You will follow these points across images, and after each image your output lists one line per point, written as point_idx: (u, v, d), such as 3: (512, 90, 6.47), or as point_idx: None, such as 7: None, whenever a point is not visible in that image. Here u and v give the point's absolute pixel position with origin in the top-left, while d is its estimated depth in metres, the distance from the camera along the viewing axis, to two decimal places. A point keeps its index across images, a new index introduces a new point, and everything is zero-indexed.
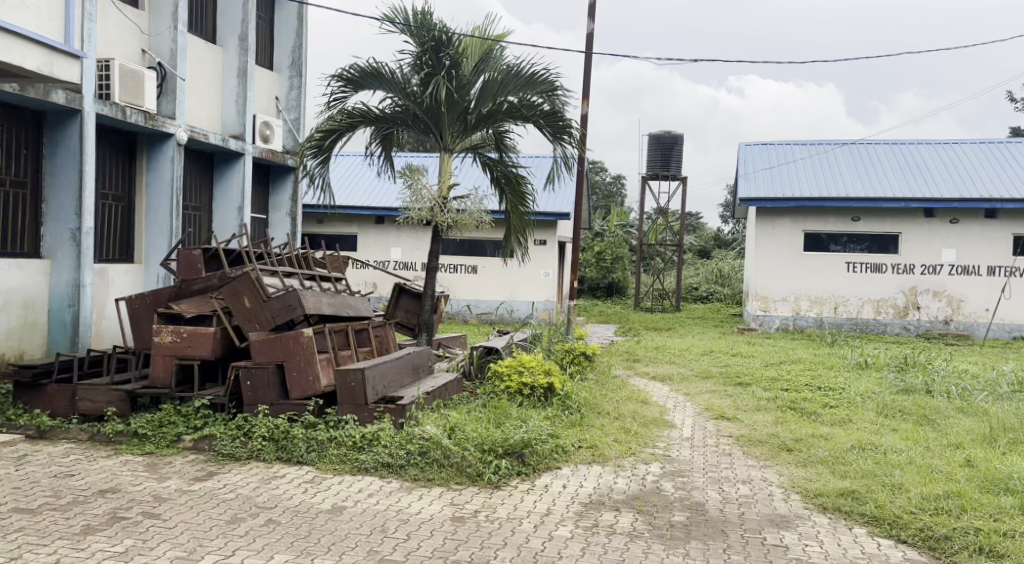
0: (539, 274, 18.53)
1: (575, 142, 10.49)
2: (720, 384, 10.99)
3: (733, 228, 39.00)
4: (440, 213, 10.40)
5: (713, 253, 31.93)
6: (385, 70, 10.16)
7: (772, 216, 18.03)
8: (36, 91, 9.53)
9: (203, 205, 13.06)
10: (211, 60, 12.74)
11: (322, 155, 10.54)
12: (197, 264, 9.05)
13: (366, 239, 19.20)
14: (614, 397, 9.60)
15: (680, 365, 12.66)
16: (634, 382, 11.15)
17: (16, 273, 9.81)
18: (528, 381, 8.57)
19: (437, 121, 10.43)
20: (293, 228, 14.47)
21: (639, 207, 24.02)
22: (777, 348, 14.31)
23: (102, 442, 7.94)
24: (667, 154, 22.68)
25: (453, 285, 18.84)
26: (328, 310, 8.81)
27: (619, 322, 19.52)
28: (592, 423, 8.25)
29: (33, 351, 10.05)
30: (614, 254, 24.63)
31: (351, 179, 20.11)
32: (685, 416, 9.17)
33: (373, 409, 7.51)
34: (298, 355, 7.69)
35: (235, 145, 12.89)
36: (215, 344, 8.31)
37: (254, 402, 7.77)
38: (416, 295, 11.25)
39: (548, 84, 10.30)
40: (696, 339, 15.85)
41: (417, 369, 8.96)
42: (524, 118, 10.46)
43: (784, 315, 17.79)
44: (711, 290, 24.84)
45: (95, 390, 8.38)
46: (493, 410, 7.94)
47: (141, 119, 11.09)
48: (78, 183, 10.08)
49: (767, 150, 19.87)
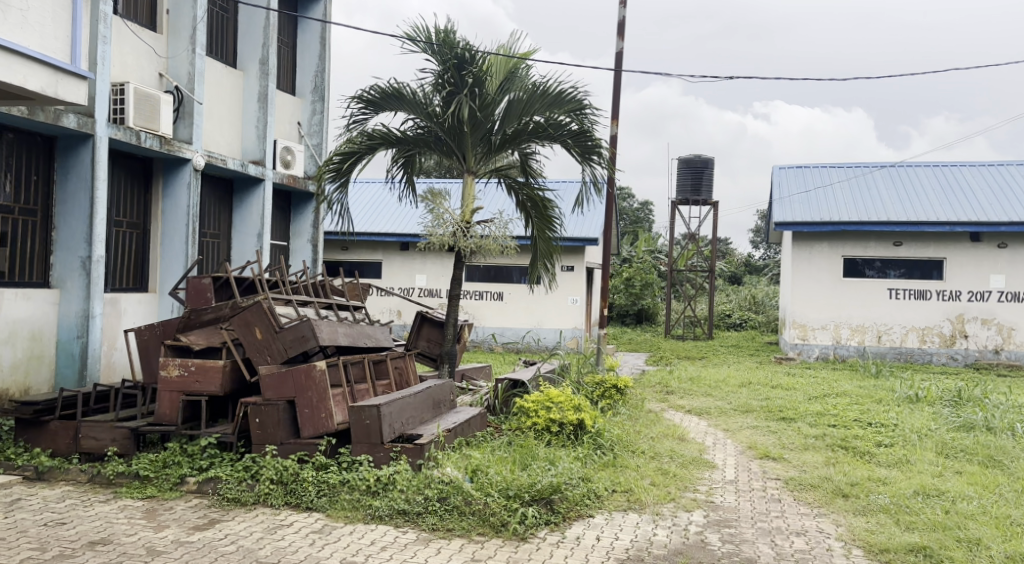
0: (567, 301, 17.94)
1: (606, 162, 9.94)
2: (761, 419, 10.36)
3: (764, 254, 38.29)
4: (463, 238, 9.91)
5: (745, 280, 31.17)
6: (406, 91, 9.70)
7: (809, 241, 17.36)
8: (45, 115, 9.11)
9: (221, 232, 12.66)
10: (230, 84, 12.37)
11: (340, 179, 10.08)
12: (206, 293, 8.62)
13: (390, 266, 18.75)
14: (649, 433, 8.99)
15: (718, 397, 12.04)
16: (670, 416, 10.54)
17: (23, 303, 9.39)
18: (557, 418, 7.96)
19: (460, 143, 9.95)
20: (313, 255, 14.03)
21: (669, 232, 23.41)
22: (817, 379, 13.61)
23: (102, 485, 7.47)
24: (697, 178, 22.08)
25: (478, 312, 18.32)
26: (344, 341, 8.32)
27: (650, 351, 18.89)
28: (627, 463, 7.63)
29: (40, 386, 9.59)
30: (644, 281, 24.02)
31: (375, 205, 19.71)
32: (726, 455, 8.57)
33: (389, 449, 6.96)
34: (310, 391, 7.22)
35: (255, 171, 12.48)
36: (224, 379, 7.84)
37: (263, 442, 7.26)
38: (438, 323, 10.74)
39: (576, 102, 9.78)
40: (732, 370, 15.18)
41: (438, 403, 8.42)
42: (551, 138, 9.94)
43: (823, 344, 17.05)
44: (745, 316, 24.13)
45: (99, 427, 7.93)
46: (520, 450, 7.36)
47: (157, 143, 10.69)
48: (90, 210, 9.68)
49: (802, 173, 19.21)
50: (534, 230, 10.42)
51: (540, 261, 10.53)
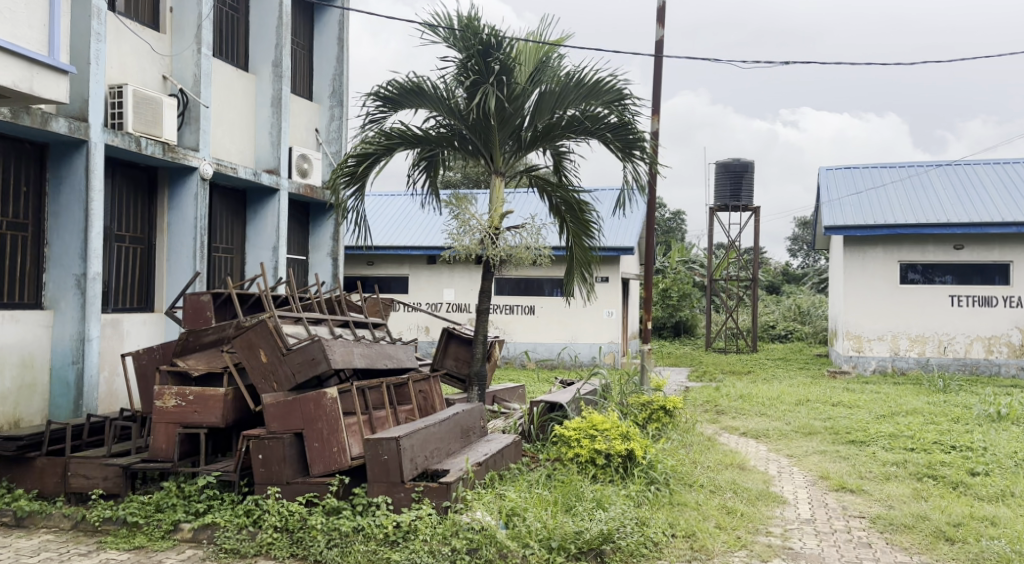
0: (602, 314, 16.95)
1: (649, 158, 8.96)
2: (828, 443, 9.35)
3: (803, 264, 37.10)
4: (492, 245, 8.98)
5: (784, 289, 29.94)
6: (427, 85, 8.76)
7: (862, 245, 16.20)
8: (32, 118, 8.26)
9: (235, 246, 11.81)
10: (243, 88, 11.53)
11: (356, 184, 9.19)
12: (205, 312, 7.77)
13: (417, 281, 17.86)
14: (705, 462, 7.97)
15: (773, 416, 10.99)
16: (724, 440, 9.51)
17: (11, 326, 8.57)
18: (602, 449, 6.95)
19: (487, 140, 9.01)
20: (335, 269, 13.10)
21: (707, 240, 22.33)
22: (881, 396, 12.48)
23: (87, 533, 6.65)
24: (737, 183, 20.97)
25: (509, 327, 17.37)
26: (361, 363, 7.40)
27: (692, 365, 17.83)
28: (686, 501, 6.61)
29: (31, 417, 8.75)
30: (682, 292, 22.97)
31: (400, 218, 18.87)
32: (795, 487, 7.58)
33: (411, 489, 6.03)
34: (320, 422, 6.34)
35: (269, 180, 11.62)
36: (226, 410, 6.99)
37: (267, 481, 6.39)
38: (466, 340, 9.74)
39: (616, 92, 8.82)
40: (785, 385, 14.06)
41: (467, 431, 7.46)
42: (588, 133, 8.98)
43: (881, 356, 15.84)
44: (791, 328, 22.97)
45: (89, 464, 7.18)
46: (563, 487, 6.39)
47: (160, 150, 9.86)
48: (85, 223, 8.86)
49: (851, 174, 18.08)
50: (570, 237, 9.52)
51: (577, 270, 9.61)
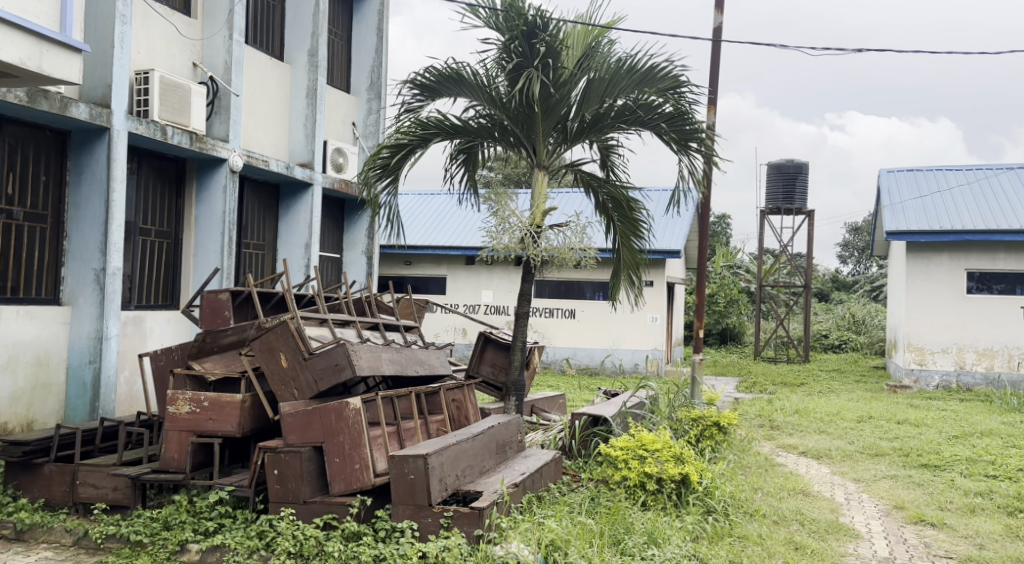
0: (646, 320, 16.20)
1: (706, 152, 8.23)
2: (897, 466, 8.56)
3: (853, 272, 35.92)
4: (533, 245, 8.32)
5: (834, 296, 28.85)
6: (466, 72, 8.13)
7: (926, 252, 15.25)
8: (50, 103, 7.74)
9: (266, 243, 11.29)
10: (277, 78, 10.98)
11: (390, 177, 8.60)
12: (223, 312, 7.24)
13: (454, 281, 17.28)
14: (764, 488, 7.25)
15: (834, 434, 10.19)
16: (781, 460, 8.76)
17: (26, 323, 8.09)
18: (653, 472, 6.25)
19: (530, 131, 8.37)
20: (368, 268, 12.54)
21: (758, 244, 21.40)
22: (950, 413, 11.59)
23: (89, 550, 6.19)
24: (790, 185, 20.06)
25: (549, 332, 16.70)
26: (389, 370, 6.81)
27: (739, 375, 17.00)
28: (748, 534, 5.93)
29: (46, 419, 8.27)
30: (729, 297, 22.08)
31: (439, 217, 18.31)
32: (867, 517, 6.83)
33: (439, 514, 5.42)
34: (341, 436, 5.77)
35: (302, 174, 11.07)
36: (243, 418, 6.47)
37: (282, 500, 5.83)
38: (503, 345, 9.10)
39: (672, 79, 8.11)
40: (844, 399, 13.20)
41: (503, 447, 6.81)
42: (641, 123, 8.28)
43: (944, 370, 14.89)
44: (844, 337, 21.97)
45: (99, 473, 6.72)
46: (610, 518, 5.73)
47: (187, 140, 9.32)
48: (105, 215, 8.37)
49: (915, 177, 17.10)
50: (617, 237, 8.86)
51: (623, 273, 8.92)
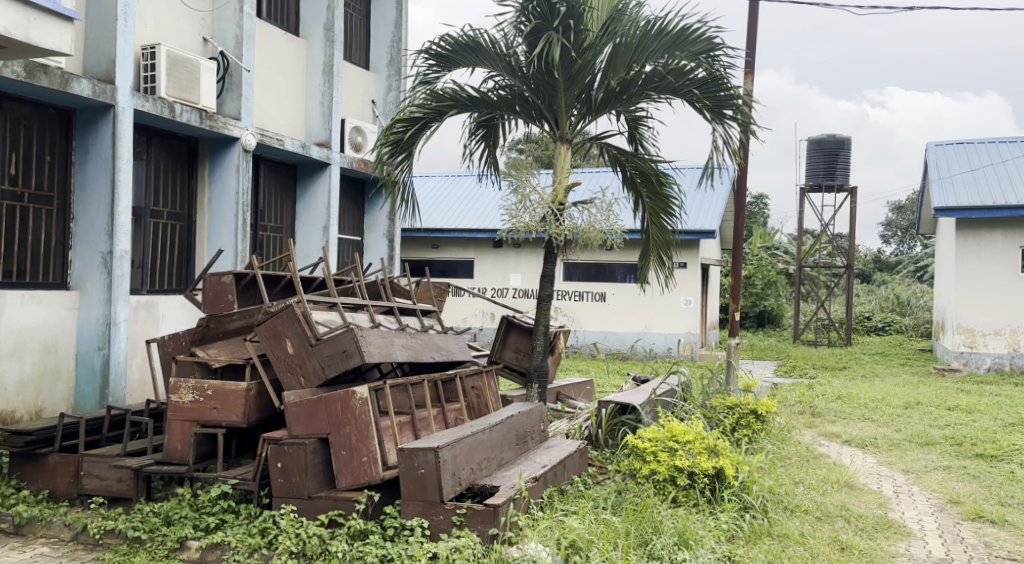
0: (679, 303, 15.65)
1: (743, 119, 7.70)
2: (950, 456, 8.00)
3: (897, 252, 34.91)
4: (555, 224, 7.85)
5: (876, 277, 27.97)
6: (483, 39, 7.66)
7: (978, 228, 14.49)
8: (50, 79, 7.43)
9: (284, 225, 10.94)
10: (292, 54, 10.60)
11: (404, 153, 8.18)
12: (226, 295, 6.90)
13: (482, 265, 16.86)
14: (806, 481, 6.74)
15: (879, 421, 9.62)
16: (824, 450, 8.23)
17: (32, 308, 7.79)
18: (685, 466, 5.79)
19: (552, 101, 7.89)
20: (390, 251, 12.15)
21: (798, 224, 20.68)
22: (1005, 399, 10.93)
23: (87, 547, 5.87)
24: (832, 161, 19.31)
25: (578, 315, 16.23)
26: (403, 356, 6.40)
27: (778, 359, 16.40)
28: (789, 533, 5.45)
29: (55, 407, 7.98)
30: (767, 279, 21.39)
31: (466, 199, 17.88)
32: (920, 512, 6.30)
33: (451, 512, 5.01)
34: (347, 427, 5.39)
35: (319, 153, 10.69)
36: (249, 407, 6.10)
37: (285, 495, 5.45)
38: (527, 329, 8.65)
39: (704, 42, 7.58)
40: (889, 384, 12.57)
41: (524, 437, 6.38)
42: (671, 90, 7.77)
43: (997, 352, 14.16)
44: (888, 320, 21.20)
45: (102, 464, 6.41)
46: (638, 515, 5.28)
47: (196, 118, 8.96)
48: (111, 196, 8.05)
49: (964, 151, 16.29)
50: (646, 214, 8.36)
51: (654, 253, 8.43)
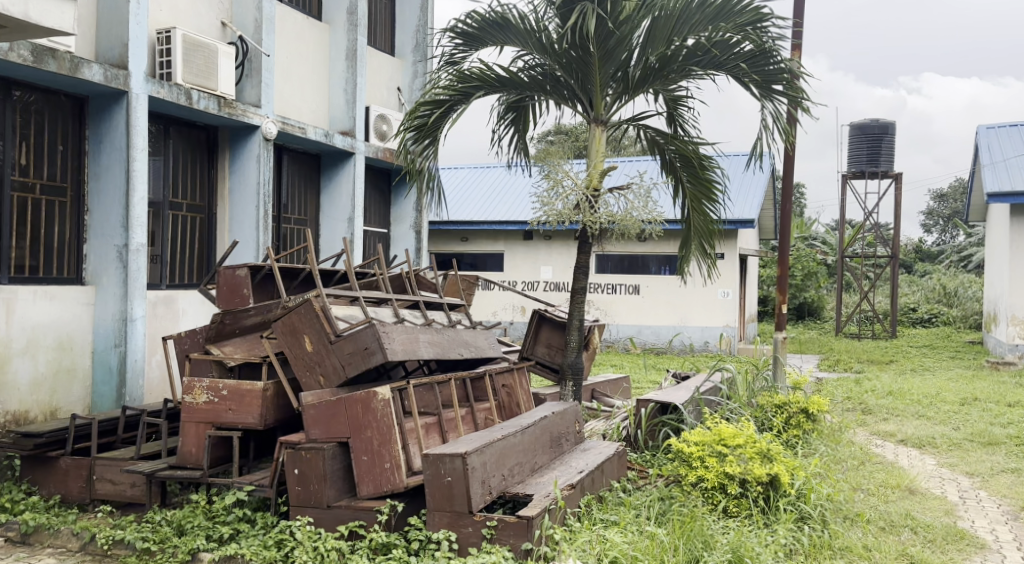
0: (716, 295, 15.10)
1: (792, 95, 7.20)
2: (1017, 457, 7.43)
3: (940, 241, 33.93)
4: (590, 210, 7.39)
5: (919, 267, 27.12)
6: (512, 14, 7.22)
7: None
8: (59, 63, 7.10)
9: (308, 217, 10.58)
10: (314, 39, 10.22)
11: (428, 139, 7.76)
12: (241, 289, 6.51)
13: (512, 258, 16.43)
14: (864, 486, 6.24)
15: (935, 419, 9.04)
16: (878, 450, 7.70)
17: (46, 304, 7.48)
18: (735, 473, 5.32)
19: (586, 79, 7.44)
20: (417, 243, 11.76)
21: (839, 212, 20.00)
22: None
23: (96, 557, 5.53)
24: (875, 147, 18.61)
25: (611, 309, 15.74)
26: (428, 353, 5.99)
27: (820, 353, 15.78)
28: (851, 547, 4.97)
29: (70, 407, 7.66)
30: (807, 271, 20.73)
31: (496, 190, 17.44)
32: (993, 521, 5.76)
33: (481, 524, 4.59)
34: (368, 430, 4.98)
35: (342, 142, 10.31)
36: (266, 409, 5.73)
37: (302, 504, 5.07)
38: (559, 324, 8.20)
39: (752, 12, 7.11)
40: (941, 379, 11.94)
41: (559, 440, 5.94)
42: (716, 65, 7.28)
43: None
44: (934, 311, 20.44)
45: (115, 468, 6.08)
46: (686, 528, 4.82)
47: (214, 106, 8.60)
48: (126, 186, 7.71)
49: (1017, 133, 15.55)
50: (687, 200, 7.88)
51: (695, 242, 7.95)
